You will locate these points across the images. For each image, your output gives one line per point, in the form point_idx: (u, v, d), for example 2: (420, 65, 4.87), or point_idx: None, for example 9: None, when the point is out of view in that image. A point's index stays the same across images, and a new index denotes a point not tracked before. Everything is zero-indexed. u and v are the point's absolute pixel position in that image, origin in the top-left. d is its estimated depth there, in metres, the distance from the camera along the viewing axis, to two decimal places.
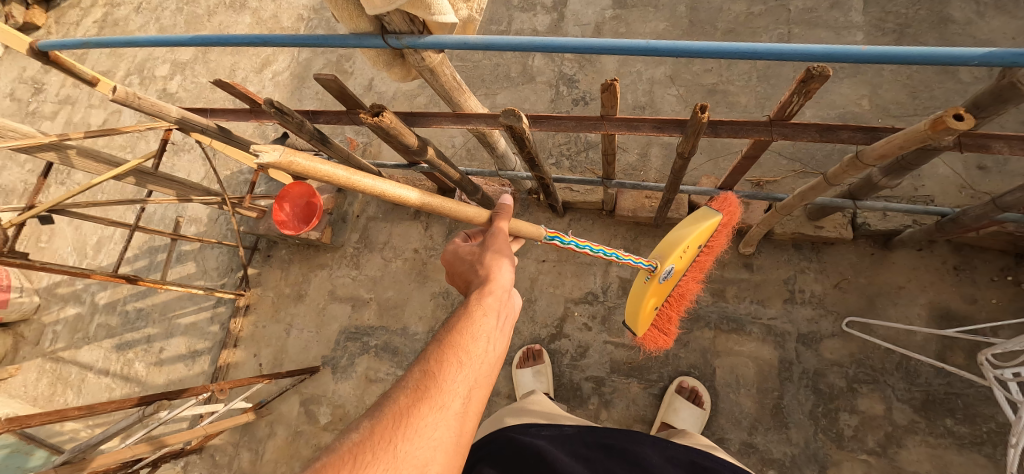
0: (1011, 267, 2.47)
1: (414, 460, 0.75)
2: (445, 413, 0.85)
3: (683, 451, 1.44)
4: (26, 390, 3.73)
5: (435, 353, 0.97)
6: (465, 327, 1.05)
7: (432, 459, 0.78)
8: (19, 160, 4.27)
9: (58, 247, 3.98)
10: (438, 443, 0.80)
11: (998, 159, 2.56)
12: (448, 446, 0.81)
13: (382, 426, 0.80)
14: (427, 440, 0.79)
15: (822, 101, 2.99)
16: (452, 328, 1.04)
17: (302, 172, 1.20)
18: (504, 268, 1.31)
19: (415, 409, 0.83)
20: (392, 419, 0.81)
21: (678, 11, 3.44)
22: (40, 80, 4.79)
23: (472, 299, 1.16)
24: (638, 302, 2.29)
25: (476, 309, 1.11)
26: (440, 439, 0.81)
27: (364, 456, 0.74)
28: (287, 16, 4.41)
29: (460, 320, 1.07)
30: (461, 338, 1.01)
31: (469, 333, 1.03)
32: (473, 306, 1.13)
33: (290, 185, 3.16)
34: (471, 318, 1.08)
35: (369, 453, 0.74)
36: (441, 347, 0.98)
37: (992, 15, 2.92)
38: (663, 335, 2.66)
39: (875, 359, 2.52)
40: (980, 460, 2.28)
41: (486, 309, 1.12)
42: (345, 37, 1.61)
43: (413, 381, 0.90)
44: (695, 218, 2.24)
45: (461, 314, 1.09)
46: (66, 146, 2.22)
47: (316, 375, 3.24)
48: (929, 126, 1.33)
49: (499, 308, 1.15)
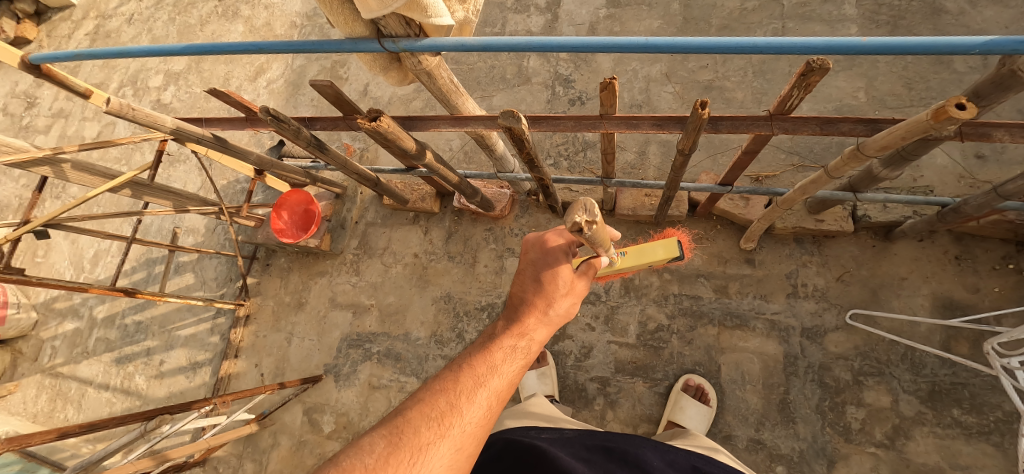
0: (1012, 255, 2.47)
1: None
2: (459, 455, 0.95)
3: (684, 456, 1.42)
4: (26, 407, 3.69)
5: (464, 389, 1.06)
6: (494, 367, 1.14)
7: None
8: (13, 175, 4.24)
9: (55, 262, 3.94)
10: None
11: (995, 148, 2.57)
12: None
13: (397, 454, 0.89)
14: None
15: (818, 95, 3.00)
16: (484, 365, 1.14)
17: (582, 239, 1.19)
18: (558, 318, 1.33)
19: (433, 445, 0.93)
20: (409, 450, 0.91)
21: (672, 8, 3.44)
22: (32, 93, 4.76)
23: (516, 333, 1.24)
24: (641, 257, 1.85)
25: (513, 352, 1.19)
26: None
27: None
28: (280, 23, 4.39)
29: (493, 357, 1.16)
30: (489, 378, 1.11)
31: (496, 374, 1.13)
32: (513, 347, 1.20)
33: (288, 192, 3.20)
34: (505, 358, 1.17)
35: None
36: (468, 386, 1.07)
37: (985, 5, 2.93)
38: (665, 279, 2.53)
39: (879, 352, 2.52)
40: (988, 450, 2.27)
41: (520, 354, 1.19)
42: (340, 43, 1.60)
43: (436, 409, 1.01)
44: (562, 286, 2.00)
45: (495, 352, 1.18)
46: (60, 160, 2.18)
47: (318, 384, 3.22)
48: (932, 116, 1.32)
49: (532, 357, 1.22)
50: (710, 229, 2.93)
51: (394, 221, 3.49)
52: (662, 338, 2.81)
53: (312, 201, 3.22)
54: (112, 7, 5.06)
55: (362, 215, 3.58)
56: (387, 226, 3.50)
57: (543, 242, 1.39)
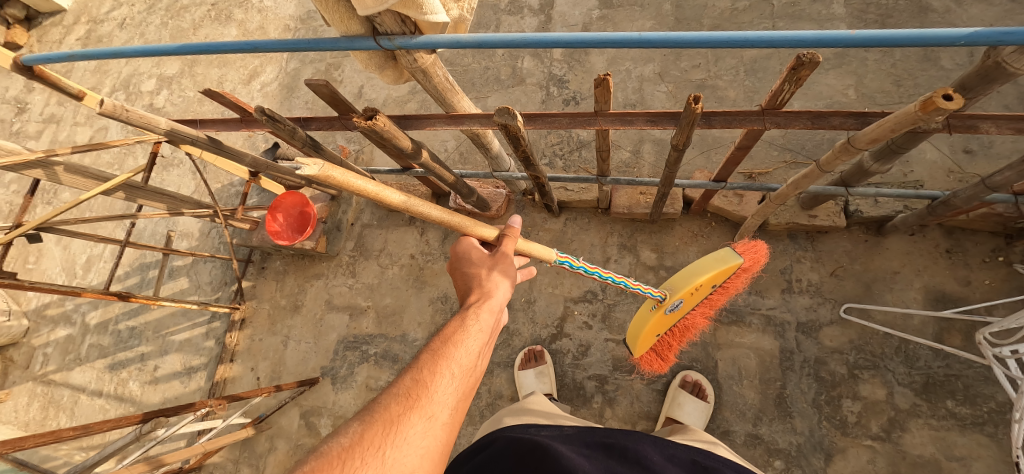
0: (1002, 248, 2.51)
1: (402, 468, 0.82)
2: (432, 425, 0.92)
3: (684, 451, 1.41)
4: (16, 416, 3.63)
5: (427, 363, 1.04)
6: (456, 339, 1.14)
7: (417, 468, 0.84)
8: (3, 182, 4.20)
9: (46, 268, 3.90)
10: (424, 451, 0.87)
11: (983, 142, 2.61)
12: (434, 453, 0.89)
13: (372, 430, 0.85)
14: (415, 447, 0.86)
15: (809, 93, 3.03)
16: (446, 341, 1.12)
17: (338, 185, 1.20)
18: (503, 286, 1.40)
19: (405, 417, 0.90)
20: (383, 424, 0.87)
21: (664, 9, 3.48)
22: (23, 99, 4.72)
23: (468, 311, 1.25)
24: (641, 326, 2.46)
25: (469, 325, 1.19)
26: (426, 447, 0.88)
27: (353, 461, 0.77)
28: (274, 27, 4.40)
29: (453, 333, 1.15)
30: (453, 351, 1.09)
31: (462, 349, 1.12)
32: (467, 318, 1.22)
33: (284, 194, 3.16)
34: (465, 331, 1.17)
35: (358, 459, 0.78)
36: (434, 358, 1.06)
37: (970, 3, 2.99)
38: (660, 359, 2.75)
39: (874, 345, 2.54)
40: (982, 440, 2.29)
41: (473, 327, 1.19)
42: (336, 41, 1.61)
43: (404, 387, 0.97)
44: (715, 259, 2.37)
45: (451, 329, 1.17)
46: (52, 163, 2.15)
47: (316, 386, 3.20)
48: (920, 107, 1.35)
49: (485, 327, 1.23)
50: (705, 226, 2.95)
51: (389, 223, 3.49)
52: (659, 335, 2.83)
53: (307, 204, 3.16)
54: (103, 12, 5.04)
55: (358, 217, 3.58)
56: (383, 228, 3.50)
57: (455, 257, 1.56)
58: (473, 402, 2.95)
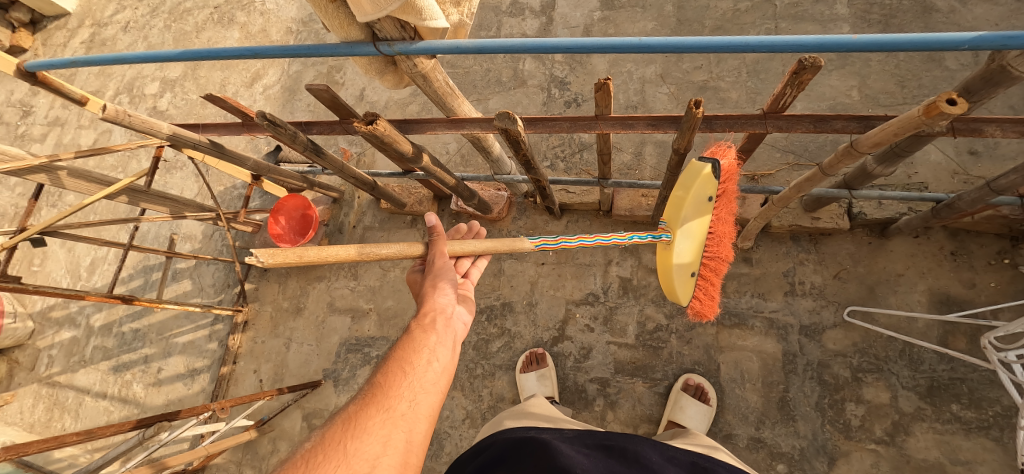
0: (1007, 250, 2.49)
1: (365, 456, 0.86)
2: (390, 417, 0.95)
3: (683, 452, 1.39)
4: (22, 417, 3.65)
5: (381, 370, 1.07)
6: (410, 342, 1.15)
7: (382, 455, 0.88)
8: (8, 184, 4.23)
9: (51, 270, 3.93)
10: (387, 439, 0.91)
11: (988, 143, 2.59)
12: (399, 443, 0.92)
13: (331, 431, 0.91)
14: (376, 437, 0.90)
15: (812, 94, 3.01)
16: (400, 346, 1.15)
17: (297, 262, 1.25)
18: (446, 284, 1.38)
19: (361, 414, 0.94)
20: (342, 424, 0.92)
21: (666, 10, 3.47)
22: (28, 102, 4.75)
23: (417, 317, 1.26)
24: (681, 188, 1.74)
25: (419, 327, 1.20)
26: (389, 436, 0.92)
27: (315, 458, 0.84)
28: (276, 29, 4.42)
29: (406, 339, 1.17)
30: (407, 353, 1.11)
31: (416, 347, 1.13)
32: (417, 324, 1.22)
33: (286, 197, 3.14)
34: (417, 333, 1.18)
35: (319, 456, 0.85)
36: (388, 362, 1.09)
37: (975, 3, 2.96)
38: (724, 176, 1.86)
39: (878, 348, 2.52)
40: (988, 444, 2.28)
41: (422, 329, 1.20)
42: (336, 46, 1.62)
43: (363, 392, 1.02)
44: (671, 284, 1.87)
45: (405, 336, 1.18)
46: (56, 168, 2.16)
47: (318, 389, 3.21)
48: (923, 111, 1.32)
49: (434, 326, 1.22)
50: None
51: (392, 225, 3.49)
52: (661, 339, 2.82)
53: (309, 207, 3.14)
54: (106, 15, 5.06)
55: (360, 220, 3.58)
56: (385, 230, 3.50)
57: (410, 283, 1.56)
58: (475, 405, 2.94)
